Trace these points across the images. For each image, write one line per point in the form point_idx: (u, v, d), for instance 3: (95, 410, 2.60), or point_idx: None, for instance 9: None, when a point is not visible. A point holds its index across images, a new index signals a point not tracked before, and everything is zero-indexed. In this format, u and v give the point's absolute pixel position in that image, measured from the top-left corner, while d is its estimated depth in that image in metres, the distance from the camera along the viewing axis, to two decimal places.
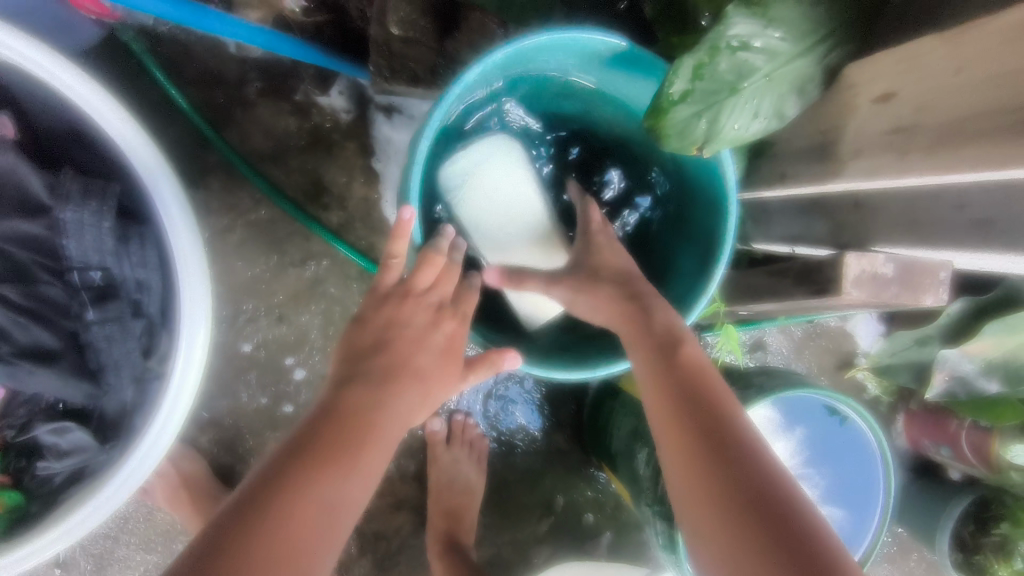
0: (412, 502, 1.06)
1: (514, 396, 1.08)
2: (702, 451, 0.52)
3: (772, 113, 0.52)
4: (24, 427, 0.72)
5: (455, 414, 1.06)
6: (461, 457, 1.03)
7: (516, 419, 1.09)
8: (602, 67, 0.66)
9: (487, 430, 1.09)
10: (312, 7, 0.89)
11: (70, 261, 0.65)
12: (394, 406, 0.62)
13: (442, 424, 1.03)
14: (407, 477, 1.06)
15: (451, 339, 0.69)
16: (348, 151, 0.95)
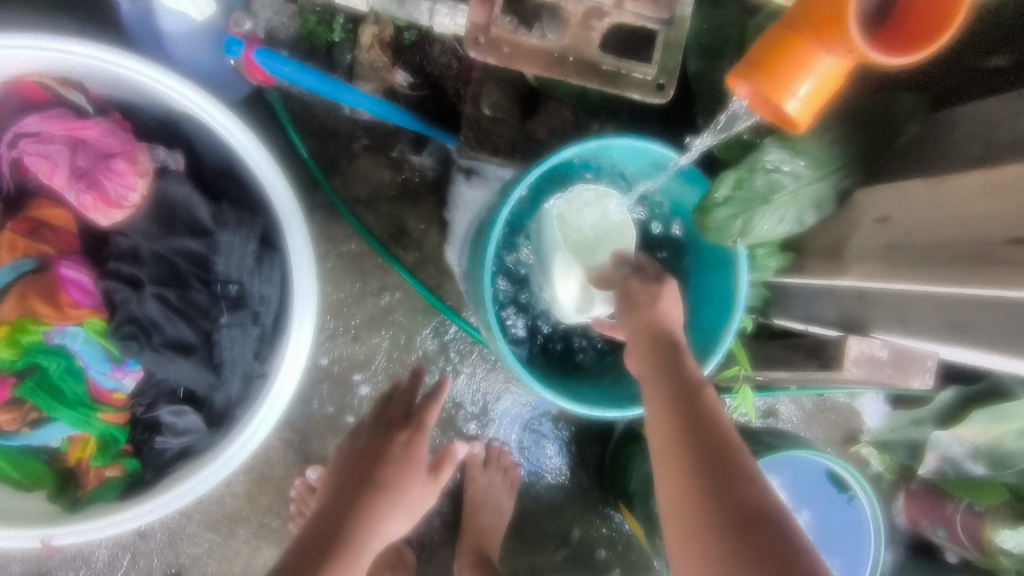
0: (445, 517, 1.17)
1: (546, 431, 1.20)
2: (700, 473, 0.55)
3: (794, 220, 0.66)
4: (149, 405, 0.84)
5: (493, 441, 1.16)
6: (495, 481, 1.14)
7: (546, 453, 1.20)
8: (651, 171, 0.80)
9: (520, 460, 1.20)
10: (417, 83, 1.06)
11: (219, 273, 0.80)
12: (372, 524, 0.73)
13: (480, 448, 1.15)
14: (443, 494, 1.17)
15: (410, 448, 0.84)
16: (428, 203, 1.11)
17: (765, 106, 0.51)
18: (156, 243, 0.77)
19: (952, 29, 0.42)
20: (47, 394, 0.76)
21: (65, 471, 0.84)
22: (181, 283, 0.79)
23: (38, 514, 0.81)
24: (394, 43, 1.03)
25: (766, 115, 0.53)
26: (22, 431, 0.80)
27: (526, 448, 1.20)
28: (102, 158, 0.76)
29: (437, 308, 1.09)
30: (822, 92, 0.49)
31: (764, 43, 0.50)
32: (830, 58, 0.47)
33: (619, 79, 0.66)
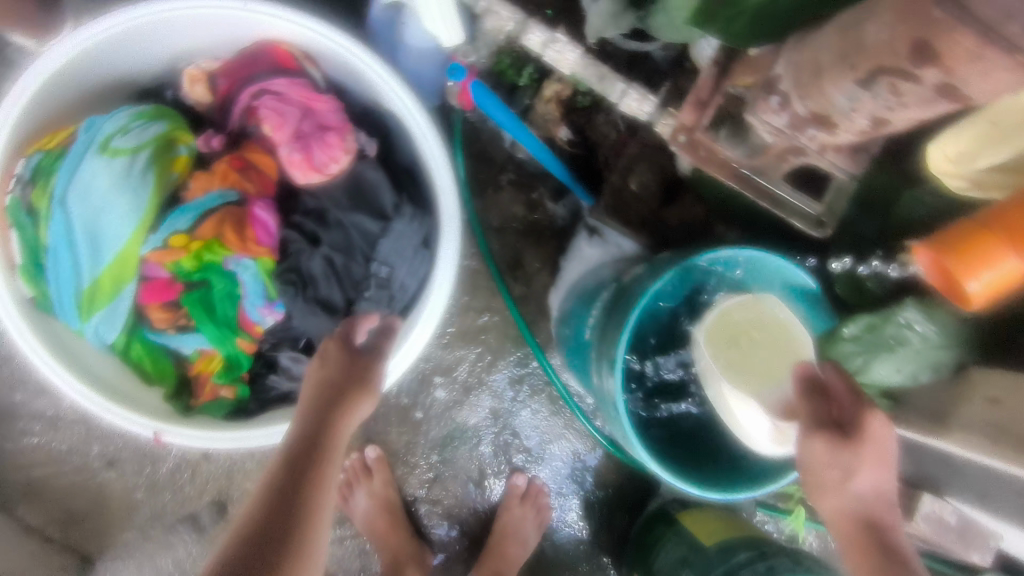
0: (469, 534, 1.22)
1: (586, 486, 1.24)
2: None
3: (909, 374, 0.74)
4: (274, 344, 0.93)
5: (535, 479, 1.23)
6: (527, 515, 1.19)
7: (577, 507, 1.24)
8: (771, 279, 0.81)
9: (554, 505, 1.24)
10: (575, 141, 1.17)
11: (380, 254, 0.89)
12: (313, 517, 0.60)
13: (524, 481, 1.21)
14: (475, 512, 1.22)
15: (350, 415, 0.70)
16: (549, 247, 1.20)
17: (946, 281, 0.60)
18: (343, 213, 0.87)
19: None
20: (204, 308, 0.87)
21: (185, 378, 0.93)
22: (349, 252, 0.88)
23: (155, 408, 0.89)
24: (567, 103, 1.14)
25: (939, 288, 0.62)
26: (169, 331, 0.90)
27: (563, 496, 1.24)
28: (320, 129, 0.87)
29: (527, 342, 1.18)
30: (997, 284, 0.58)
31: (951, 233, 0.59)
32: (1016, 259, 0.56)
33: (791, 206, 0.75)
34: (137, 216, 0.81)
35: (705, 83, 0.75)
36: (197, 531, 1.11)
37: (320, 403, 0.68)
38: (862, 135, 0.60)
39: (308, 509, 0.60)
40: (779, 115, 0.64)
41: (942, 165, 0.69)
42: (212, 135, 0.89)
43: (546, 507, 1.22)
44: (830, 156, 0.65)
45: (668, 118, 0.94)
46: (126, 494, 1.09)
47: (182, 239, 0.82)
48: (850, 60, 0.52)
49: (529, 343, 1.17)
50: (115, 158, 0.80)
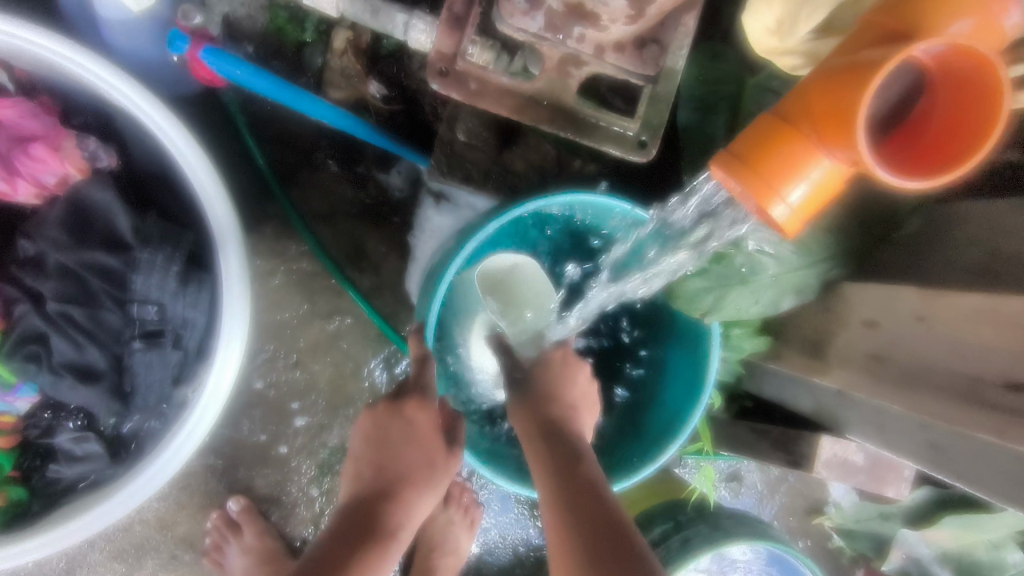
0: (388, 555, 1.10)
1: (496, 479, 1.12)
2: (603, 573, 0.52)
3: (772, 303, 0.60)
4: (47, 430, 0.76)
5: (457, 477, 1.11)
6: (455, 519, 1.07)
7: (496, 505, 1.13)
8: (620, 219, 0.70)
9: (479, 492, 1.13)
10: (391, 95, 0.96)
11: (134, 294, 0.70)
12: None
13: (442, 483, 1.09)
14: None
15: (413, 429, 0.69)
16: (392, 226, 1.02)
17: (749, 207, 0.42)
18: (66, 255, 0.69)
19: (983, 151, 0.35)
20: None
21: None
22: (129, 291, 0.70)
23: None
24: (369, 50, 0.94)
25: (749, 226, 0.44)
26: None
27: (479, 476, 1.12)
28: (19, 142, 0.69)
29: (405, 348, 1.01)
30: (820, 206, 0.41)
31: (750, 134, 0.41)
32: (830, 162, 0.39)
33: (600, 130, 0.59)
34: None
35: None
36: None
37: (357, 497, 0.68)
38: (634, 22, 0.45)
39: None
40: (531, 16, 0.48)
41: (765, 43, 0.55)
42: None
43: (473, 504, 1.10)
44: (611, 59, 0.49)
45: None
46: None
47: None
48: None
49: (395, 341, 1.00)
50: None
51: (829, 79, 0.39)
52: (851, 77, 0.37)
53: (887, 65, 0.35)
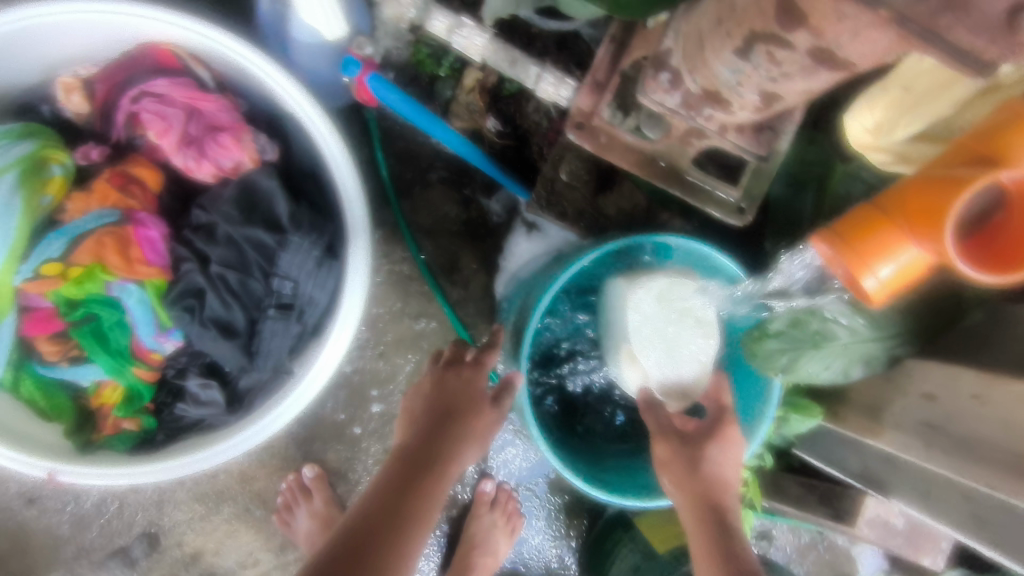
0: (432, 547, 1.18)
1: (539, 494, 1.20)
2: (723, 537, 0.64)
3: (840, 370, 0.67)
4: (182, 371, 0.87)
5: (506, 484, 1.18)
6: (497, 523, 1.14)
7: (536, 520, 1.20)
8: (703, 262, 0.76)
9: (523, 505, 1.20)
10: (505, 132, 1.09)
11: (279, 270, 0.82)
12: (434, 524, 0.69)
13: (492, 487, 1.17)
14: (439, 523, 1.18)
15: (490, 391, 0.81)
16: (486, 246, 1.13)
17: (843, 275, 0.51)
18: (232, 227, 0.80)
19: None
20: (95, 339, 0.81)
21: (87, 412, 0.88)
22: (278, 267, 0.82)
23: (51, 445, 0.84)
24: (493, 90, 1.06)
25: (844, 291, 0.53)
26: (61, 364, 0.83)
27: (527, 489, 1.19)
28: (209, 130, 0.81)
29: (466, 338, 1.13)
30: (898, 283, 0.49)
31: (845, 218, 0.51)
32: (918, 251, 0.48)
33: (705, 193, 0.68)
34: (6, 246, 0.75)
35: (603, 62, 0.67)
36: (128, 564, 1.06)
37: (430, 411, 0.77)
38: (759, 112, 0.54)
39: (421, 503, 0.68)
40: (671, 94, 0.57)
41: (862, 139, 0.61)
42: (92, 148, 0.83)
43: (516, 513, 1.17)
44: (732, 137, 0.58)
45: None
46: (48, 533, 1.03)
47: (57, 267, 0.76)
48: (725, 27, 0.46)
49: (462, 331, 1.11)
50: None
51: (920, 187, 0.47)
52: (943, 187, 0.46)
53: (971, 185, 0.43)
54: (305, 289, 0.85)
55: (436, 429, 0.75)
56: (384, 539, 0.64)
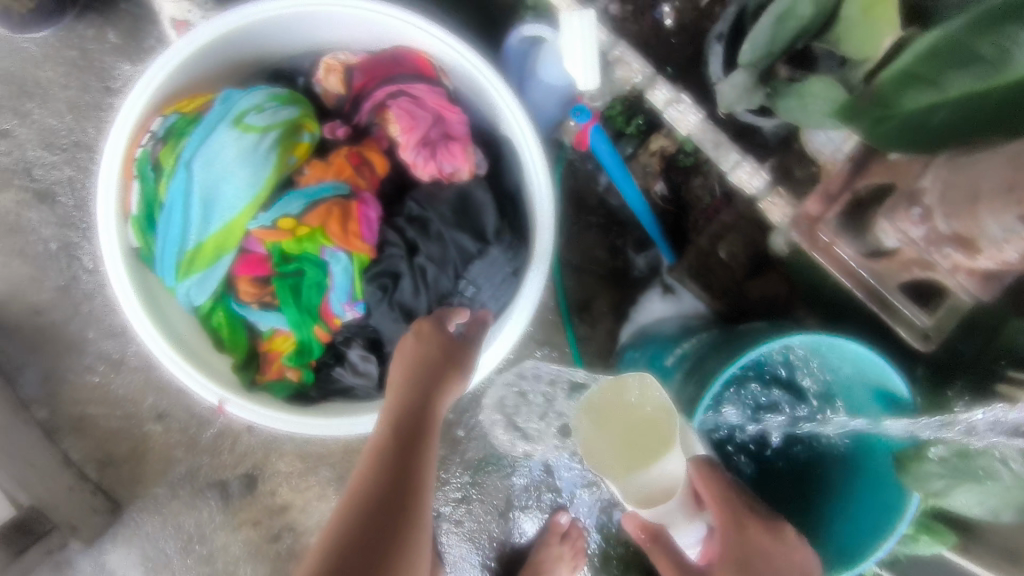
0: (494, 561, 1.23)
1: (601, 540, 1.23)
2: None
3: (991, 510, 0.70)
4: (348, 339, 0.94)
5: (577, 522, 1.22)
6: (564, 556, 1.18)
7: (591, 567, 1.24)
8: (864, 380, 0.78)
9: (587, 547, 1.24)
10: (668, 198, 1.17)
11: (469, 274, 0.90)
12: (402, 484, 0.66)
13: (566, 521, 1.20)
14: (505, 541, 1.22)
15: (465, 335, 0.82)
16: (621, 295, 1.20)
17: None
18: (446, 228, 0.88)
19: None
20: (292, 292, 0.89)
21: (254, 353, 0.95)
22: (470, 270, 0.90)
23: (223, 377, 0.91)
24: (669, 158, 1.14)
25: None
26: (252, 305, 0.91)
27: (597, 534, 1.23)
28: (445, 137, 0.90)
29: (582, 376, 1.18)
30: None
31: None
32: None
33: (899, 315, 0.74)
34: (252, 193, 0.84)
35: (838, 177, 0.74)
36: (223, 498, 1.12)
37: (422, 377, 0.74)
38: (1003, 265, 0.60)
39: (415, 473, 0.67)
40: (918, 227, 0.64)
41: None
42: (338, 125, 0.92)
43: (582, 552, 1.20)
44: (960, 278, 0.64)
45: (775, 198, 0.95)
46: (166, 449, 1.10)
47: (291, 223, 0.84)
48: (1018, 193, 0.53)
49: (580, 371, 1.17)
50: (245, 133, 0.83)
51: None
52: None
53: None
54: (482, 296, 0.92)
55: (432, 379, 0.75)
56: (400, 520, 0.64)
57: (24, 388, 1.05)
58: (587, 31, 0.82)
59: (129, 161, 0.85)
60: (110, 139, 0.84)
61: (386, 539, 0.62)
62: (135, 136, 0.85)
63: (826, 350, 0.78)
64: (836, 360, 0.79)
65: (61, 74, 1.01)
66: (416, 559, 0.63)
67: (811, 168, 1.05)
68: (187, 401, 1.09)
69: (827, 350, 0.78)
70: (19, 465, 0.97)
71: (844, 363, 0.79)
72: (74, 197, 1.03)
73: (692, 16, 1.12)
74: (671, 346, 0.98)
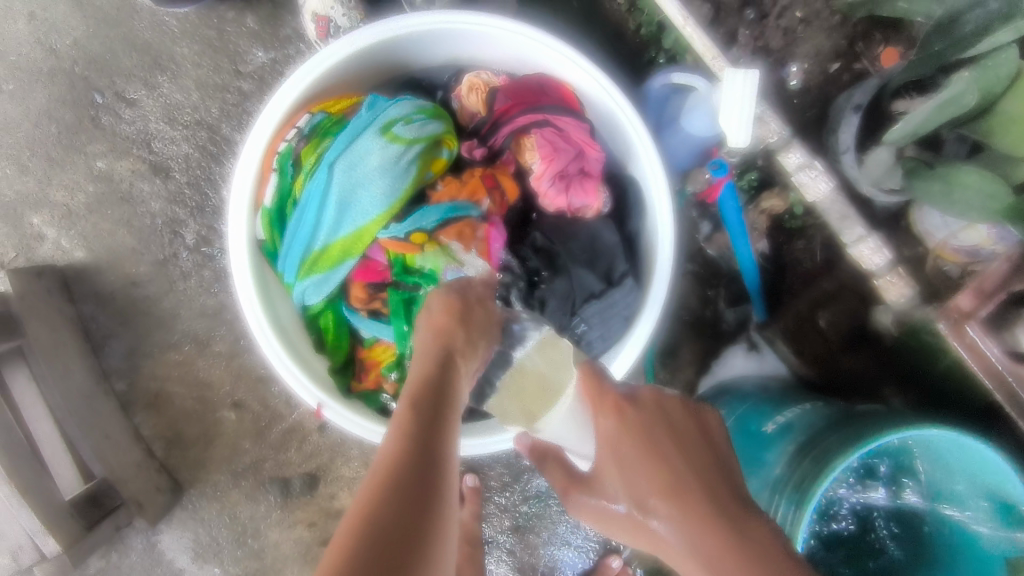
0: None
1: None
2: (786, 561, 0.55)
3: None
4: None
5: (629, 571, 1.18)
6: None
7: None
8: (978, 481, 0.78)
9: None
10: (767, 257, 1.16)
11: (584, 313, 0.89)
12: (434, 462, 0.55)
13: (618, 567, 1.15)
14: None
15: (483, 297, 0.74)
16: (705, 346, 1.19)
17: None
18: (573, 265, 0.88)
19: None
20: (406, 306, 0.88)
21: (352, 358, 0.93)
22: (587, 308, 0.89)
23: (322, 378, 0.89)
24: (776, 218, 1.14)
25: None
26: (362, 313, 0.90)
27: None
28: (582, 173, 0.90)
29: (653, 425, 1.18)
30: None
31: None
32: None
33: None
34: (388, 202, 0.83)
35: (992, 275, 0.73)
36: (283, 495, 1.09)
37: (445, 342, 0.65)
38: None
39: (446, 452, 0.56)
40: None
41: None
42: (475, 146, 0.93)
43: None
44: None
45: (894, 276, 0.96)
46: (234, 438, 1.08)
47: (423, 238, 0.84)
48: None
49: None
50: (392, 143, 0.83)
51: None
52: None
53: None
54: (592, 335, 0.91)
55: (453, 345, 0.65)
56: (429, 510, 0.51)
57: (107, 359, 1.05)
58: (748, 93, 0.82)
59: (269, 154, 0.85)
60: (254, 130, 0.84)
61: (419, 515, 0.51)
62: (280, 131, 0.85)
63: (949, 446, 0.78)
64: (952, 457, 0.79)
65: (196, 52, 1.03)
66: (444, 556, 0.50)
67: (922, 248, 1.05)
68: (264, 391, 1.06)
69: (950, 445, 0.77)
70: (95, 435, 0.96)
71: (963, 461, 0.78)
72: (189, 174, 1.04)
73: (819, 81, 1.12)
74: (778, 409, 0.97)
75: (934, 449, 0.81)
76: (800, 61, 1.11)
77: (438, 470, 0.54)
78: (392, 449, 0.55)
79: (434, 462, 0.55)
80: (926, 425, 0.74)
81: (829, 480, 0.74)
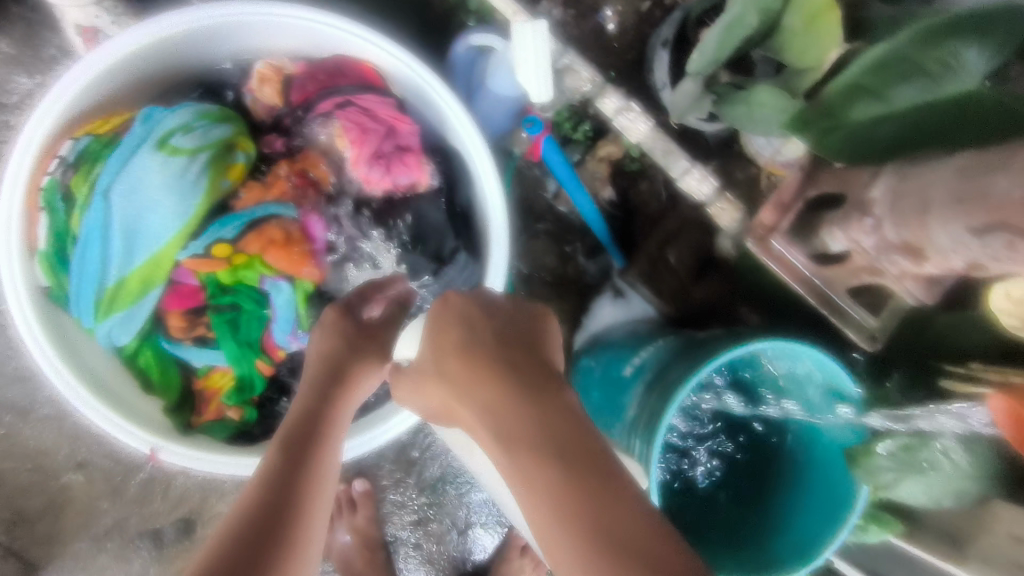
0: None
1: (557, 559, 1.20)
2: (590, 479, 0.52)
3: (931, 498, 0.76)
4: (293, 371, 0.88)
5: None
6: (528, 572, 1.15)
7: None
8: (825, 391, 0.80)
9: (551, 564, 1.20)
10: (616, 203, 1.17)
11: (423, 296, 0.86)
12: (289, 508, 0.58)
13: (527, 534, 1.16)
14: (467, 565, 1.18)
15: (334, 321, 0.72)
16: (571, 301, 1.20)
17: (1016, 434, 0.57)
18: None
19: None
20: (229, 328, 0.82)
21: (189, 392, 0.86)
22: None
23: (155, 421, 0.82)
24: (616, 164, 1.14)
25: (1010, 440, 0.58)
26: (185, 342, 0.84)
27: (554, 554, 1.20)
28: (398, 149, 0.85)
29: None
30: None
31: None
32: None
33: (849, 317, 0.77)
34: (182, 220, 0.76)
35: (788, 186, 0.75)
36: (156, 547, 1.02)
37: (317, 383, 0.66)
38: (948, 270, 0.62)
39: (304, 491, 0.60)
40: (869, 237, 0.66)
41: (998, 303, 0.72)
42: (274, 138, 0.87)
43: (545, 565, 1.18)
44: (907, 285, 0.67)
45: (724, 203, 0.97)
46: (86, 502, 0.99)
47: (226, 249, 0.78)
48: (967, 206, 0.55)
49: None
50: (173, 156, 0.76)
51: None
52: None
53: None
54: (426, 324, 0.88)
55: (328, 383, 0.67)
56: (278, 549, 0.56)
57: None
58: (541, 43, 0.80)
59: (33, 191, 0.77)
60: (6, 164, 0.74)
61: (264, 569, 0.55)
62: (39, 163, 0.76)
63: (790, 355, 0.80)
64: (797, 364, 0.81)
65: None
66: None
67: (751, 170, 1.07)
68: (107, 446, 0.99)
69: (791, 354, 0.80)
70: None
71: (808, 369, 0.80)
72: None
73: (633, 19, 1.11)
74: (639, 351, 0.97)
75: (779, 359, 0.83)
76: (612, 3, 1.11)
77: (292, 515, 0.58)
78: (247, 500, 0.58)
79: (290, 506, 0.58)
80: (753, 341, 0.76)
81: (671, 411, 0.75)
